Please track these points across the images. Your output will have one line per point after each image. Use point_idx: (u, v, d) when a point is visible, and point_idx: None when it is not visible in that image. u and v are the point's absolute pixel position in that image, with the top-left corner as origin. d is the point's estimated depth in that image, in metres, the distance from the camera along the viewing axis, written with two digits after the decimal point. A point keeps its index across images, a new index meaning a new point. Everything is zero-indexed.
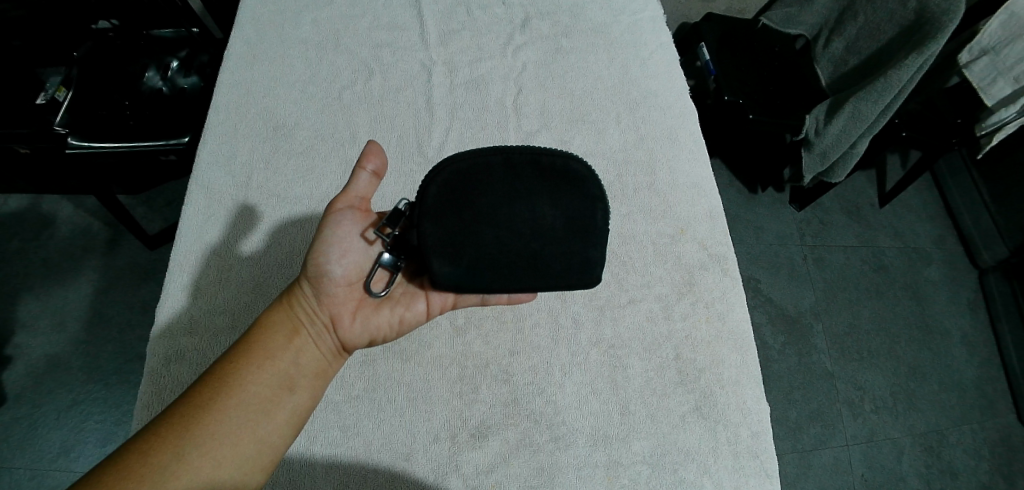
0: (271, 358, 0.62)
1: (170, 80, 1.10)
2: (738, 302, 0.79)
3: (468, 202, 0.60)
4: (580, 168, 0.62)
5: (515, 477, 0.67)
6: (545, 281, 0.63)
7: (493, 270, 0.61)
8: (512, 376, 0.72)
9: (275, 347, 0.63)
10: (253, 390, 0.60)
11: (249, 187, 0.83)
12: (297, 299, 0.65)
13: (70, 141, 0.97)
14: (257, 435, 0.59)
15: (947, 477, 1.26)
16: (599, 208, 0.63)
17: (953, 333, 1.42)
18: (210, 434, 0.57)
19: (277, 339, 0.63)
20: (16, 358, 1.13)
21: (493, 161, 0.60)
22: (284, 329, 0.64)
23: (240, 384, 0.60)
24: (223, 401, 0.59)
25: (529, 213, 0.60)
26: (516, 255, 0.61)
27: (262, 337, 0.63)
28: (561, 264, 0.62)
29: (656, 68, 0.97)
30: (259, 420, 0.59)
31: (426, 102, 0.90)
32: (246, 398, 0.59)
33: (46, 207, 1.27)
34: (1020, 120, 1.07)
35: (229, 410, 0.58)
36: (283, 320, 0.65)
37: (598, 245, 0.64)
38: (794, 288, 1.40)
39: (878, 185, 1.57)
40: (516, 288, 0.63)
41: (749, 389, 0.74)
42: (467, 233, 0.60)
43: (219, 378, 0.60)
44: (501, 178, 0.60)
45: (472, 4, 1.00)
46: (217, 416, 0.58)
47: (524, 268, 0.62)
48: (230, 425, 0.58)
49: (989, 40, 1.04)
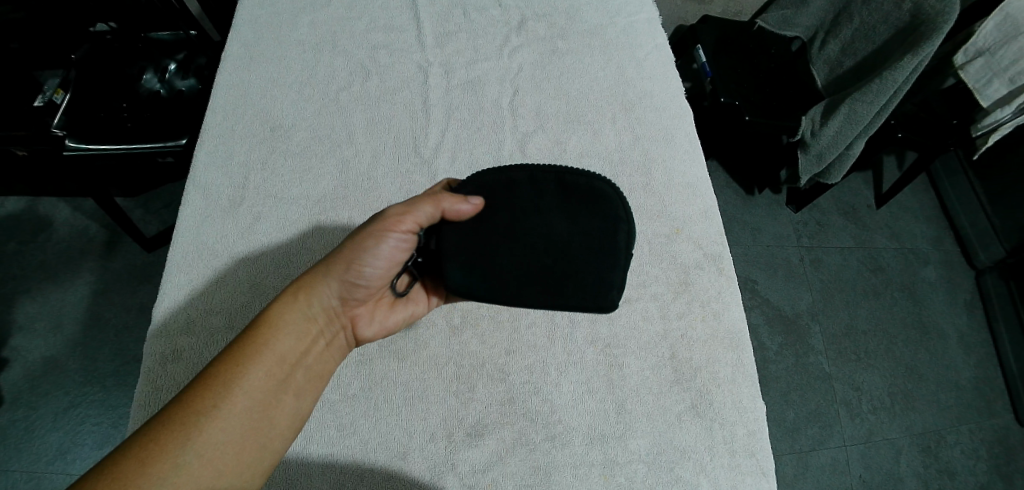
0: (282, 361, 0.61)
1: (168, 83, 1.12)
2: (733, 302, 0.80)
3: (490, 214, 0.65)
4: (604, 187, 0.65)
5: (510, 476, 0.67)
6: (555, 297, 0.65)
7: (504, 281, 0.64)
8: (508, 375, 0.72)
9: (284, 349, 0.61)
10: (260, 396, 0.59)
11: (246, 187, 0.83)
12: (311, 297, 0.64)
13: (69, 144, 0.97)
14: (261, 440, 0.58)
15: (946, 477, 1.26)
16: (620, 229, 0.65)
17: (950, 333, 1.42)
18: (213, 443, 0.55)
19: (286, 340, 0.62)
20: (14, 361, 1.13)
21: (516, 177, 0.65)
22: (297, 331, 0.62)
23: (245, 389, 0.58)
24: (228, 408, 0.57)
25: (545, 229, 0.64)
26: (528, 268, 0.64)
27: (270, 337, 0.61)
28: (573, 283, 0.64)
29: (651, 70, 0.97)
30: (263, 427, 0.58)
31: (423, 104, 0.91)
32: (252, 404, 0.58)
33: (44, 209, 1.27)
34: (1016, 120, 1.07)
35: (233, 416, 0.57)
36: (293, 319, 0.63)
37: (616, 267, 0.65)
38: (791, 289, 1.41)
39: (874, 186, 1.58)
40: (526, 301, 0.65)
41: (744, 388, 0.75)
42: (483, 242, 0.64)
43: (223, 381, 0.58)
44: (523, 193, 0.64)
45: (469, 7, 1.01)
46: (221, 425, 0.56)
47: (537, 282, 0.64)
48: (234, 434, 0.57)
49: (984, 41, 1.06)
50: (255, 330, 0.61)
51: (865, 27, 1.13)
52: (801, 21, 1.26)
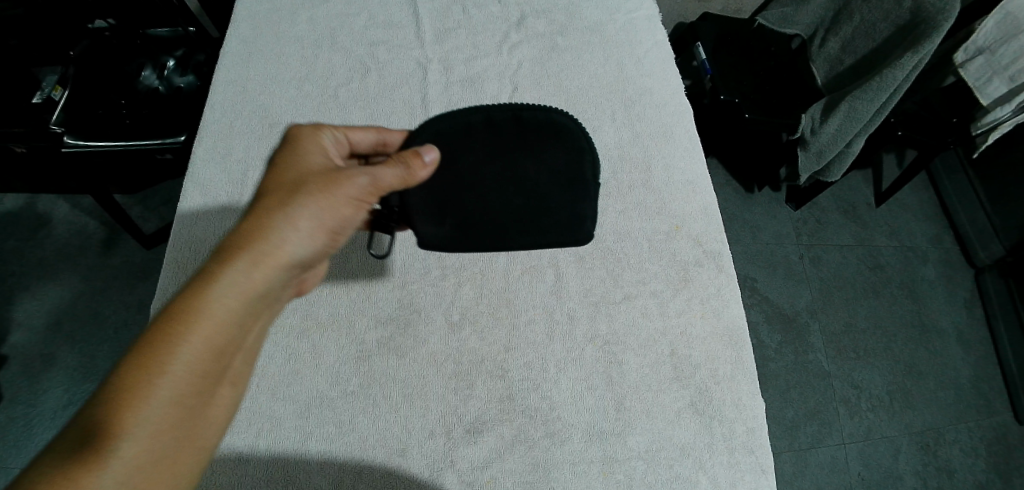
0: (220, 353, 0.51)
1: (166, 79, 1.11)
2: (733, 299, 0.79)
3: (449, 162, 0.64)
4: (563, 120, 0.64)
5: (509, 473, 0.67)
6: (530, 231, 0.69)
7: (481, 230, 0.67)
8: (507, 372, 0.72)
9: (224, 338, 0.51)
10: (197, 398, 0.49)
11: (245, 184, 0.83)
12: (261, 274, 0.53)
13: (67, 141, 0.97)
14: (199, 445, 0.50)
15: (944, 475, 1.26)
16: (585, 159, 0.67)
17: (949, 331, 1.42)
18: (146, 465, 0.46)
19: (227, 327, 0.51)
20: (13, 358, 1.12)
21: (473, 123, 0.63)
22: (238, 313, 0.52)
23: (177, 393, 0.48)
24: (162, 419, 0.47)
25: (514, 170, 0.64)
26: (503, 215, 0.66)
27: (204, 325, 0.50)
28: (546, 220, 0.68)
29: (651, 66, 0.97)
30: (200, 431, 0.50)
31: (422, 100, 0.90)
32: (189, 410, 0.49)
33: (42, 206, 1.27)
34: (1016, 118, 1.08)
35: (167, 429, 0.47)
36: (234, 301, 0.51)
37: (584, 198, 0.69)
38: (791, 288, 1.41)
39: (873, 184, 1.58)
40: (504, 244, 0.69)
41: (743, 385, 0.75)
42: (453, 196, 0.65)
43: (148, 388, 0.46)
44: (483, 138, 0.63)
45: (468, 3, 1.01)
46: (152, 439, 0.46)
47: (512, 224, 0.67)
48: (167, 449, 0.47)
49: (984, 39, 1.05)
50: (189, 319, 0.49)
51: (865, 25, 1.12)
52: (801, 18, 1.25)
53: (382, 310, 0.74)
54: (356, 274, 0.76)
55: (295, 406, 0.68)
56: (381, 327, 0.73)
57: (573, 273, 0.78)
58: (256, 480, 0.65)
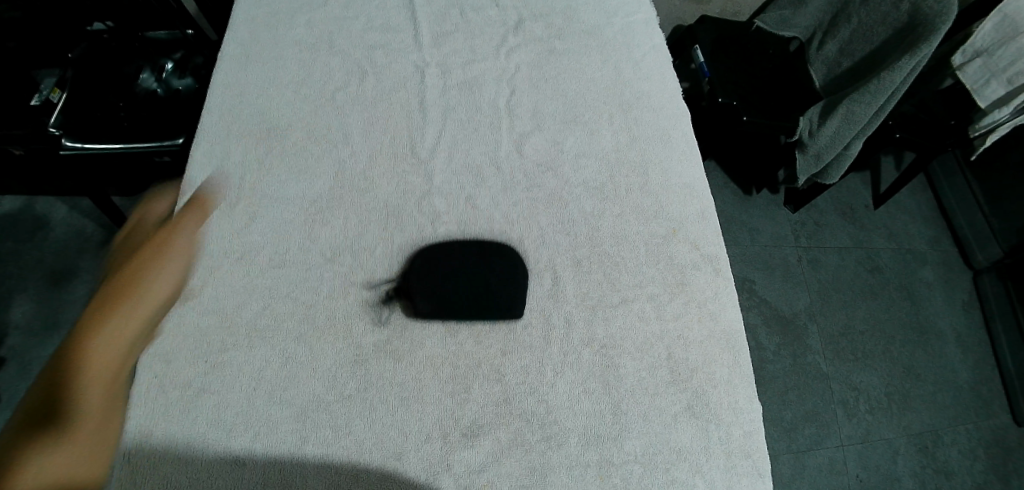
0: (129, 346, 0.58)
1: (164, 82, 1.10)
2: (731, 302, 0.80)
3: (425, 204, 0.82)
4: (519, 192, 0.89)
5: (507, 477, 0.67)
6: (488, 263, 0.77)
7: (443, 258, 0.77)
8: (504, 375, 0.72)
9: (134, 331, 0.58)
10: (109, 378, 0.56)
11: (242, 187, 0.81)
12: (158, 280, 0.62)
13: (65, 143, 0.98)
14: (114, 424, 0.56)
15: (942, 477, 1.26)
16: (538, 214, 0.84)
17: (947, 333, 1.42)
18: (74, 433, 0.53)
19: (134, 324, 0.59)
20: (11, 360, 1.12)
21: (451, 241, 0.78)
22: (146, 314, 0.60)
23: (92, 379, 0.54)
24: (91, 397, 0.54)
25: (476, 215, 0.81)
26: (465, 245, 0.78)
27: (111, 318, 0.57)
28: (500, 254, 0.78)
29: (648, 70, 0.97)
30: (117, 408, 0.57)
31: (419, 103, 0.90)
32: (112, 385, 0.56)
33: (41, 208, 1.27)
34: (1014, 121, 1.09)
35: (92, 401, 0.54)
36: (134, 302, 0.59)
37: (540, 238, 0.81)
38: (788, 290, 1.41)
39: (872, 187, 1.59)
40: (460, 276, 0.76)
41: (741, 389, 0.75)
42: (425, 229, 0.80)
43: (65, 378, 0.53)
44: (458, 252, 0.77)
45: (466, 6, 1.01)
46: (79, 409, 0.53)
47: (471, 254, 0.77)
48: (92, 419, 0.54)
49: (981, 43, 1.06)
50: (97, 317, 0.57)
51: (863, 28, 1.13)
52: (800, 20, 1.25)
53: (379, 314, 0.74)
54: (354, 277, 0.76)
55: (293, 410, 0.68)
56: (378, 330, 0.73)
57: (571, 277, 0.78)
58: (253, 483, 0.65)
